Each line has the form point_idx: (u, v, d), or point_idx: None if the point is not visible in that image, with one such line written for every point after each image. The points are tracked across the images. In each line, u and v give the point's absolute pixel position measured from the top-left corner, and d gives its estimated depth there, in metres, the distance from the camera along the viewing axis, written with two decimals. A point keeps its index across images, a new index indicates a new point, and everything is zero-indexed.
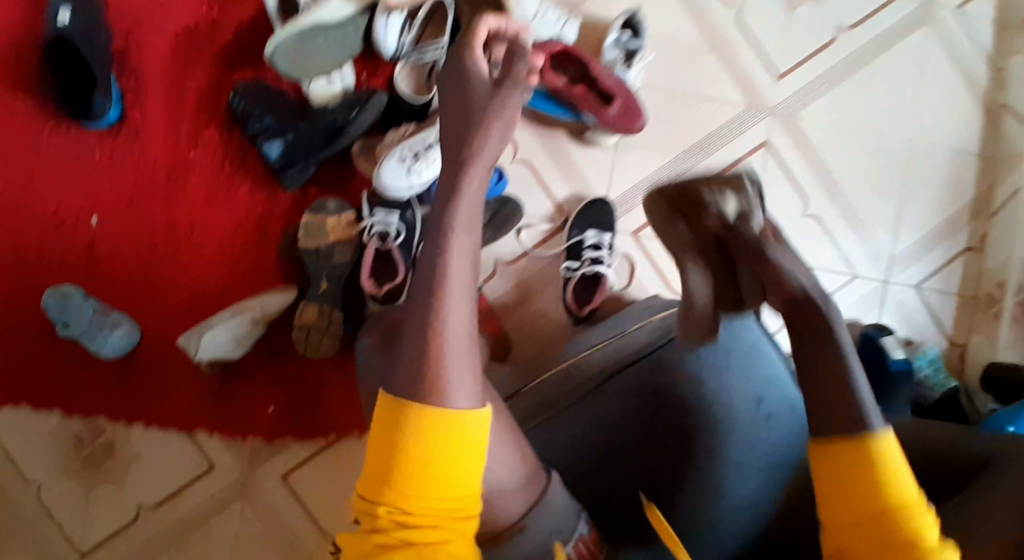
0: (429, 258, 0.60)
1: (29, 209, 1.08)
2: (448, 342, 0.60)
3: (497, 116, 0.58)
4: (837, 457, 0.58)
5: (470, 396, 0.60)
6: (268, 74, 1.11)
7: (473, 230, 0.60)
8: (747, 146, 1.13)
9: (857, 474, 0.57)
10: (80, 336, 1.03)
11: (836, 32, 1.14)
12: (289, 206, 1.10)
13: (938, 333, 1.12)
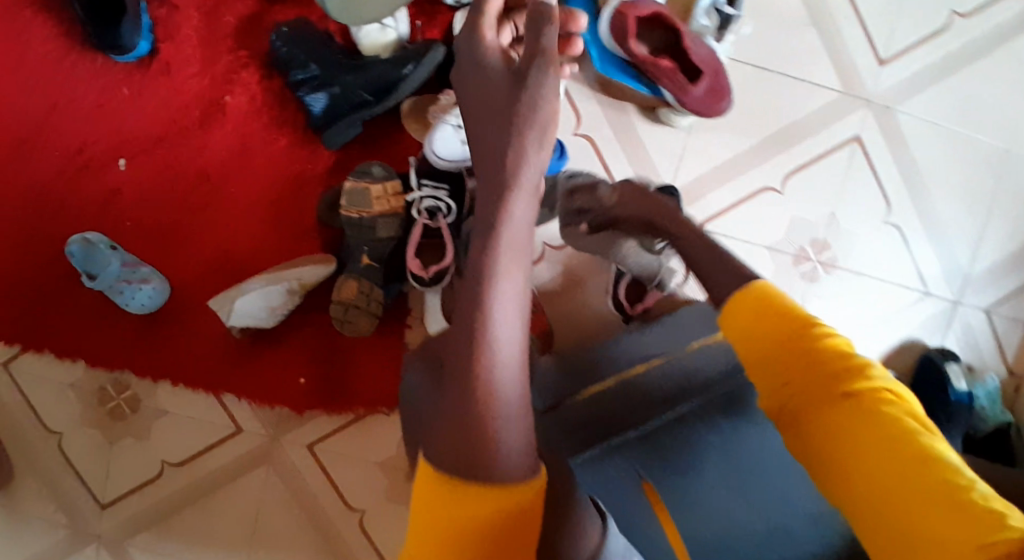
0: (472, 301, 0.56)
1: (50, 144, 1.00)
2: (496, 392, 0.56)
3: (529, 122, 0.55)
4: (740, 311, 0.66)
5: (519, 455, 0.56)
6: (313, 14, 1.00)
7: (523, 267, 0.57)
8: (836, 140, 1.02)
9: (754, 308, 0.65)
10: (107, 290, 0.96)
11: (950, 17, 1.04)
12: (329, 166, 1.01)
13: (999, 360, 1.04)
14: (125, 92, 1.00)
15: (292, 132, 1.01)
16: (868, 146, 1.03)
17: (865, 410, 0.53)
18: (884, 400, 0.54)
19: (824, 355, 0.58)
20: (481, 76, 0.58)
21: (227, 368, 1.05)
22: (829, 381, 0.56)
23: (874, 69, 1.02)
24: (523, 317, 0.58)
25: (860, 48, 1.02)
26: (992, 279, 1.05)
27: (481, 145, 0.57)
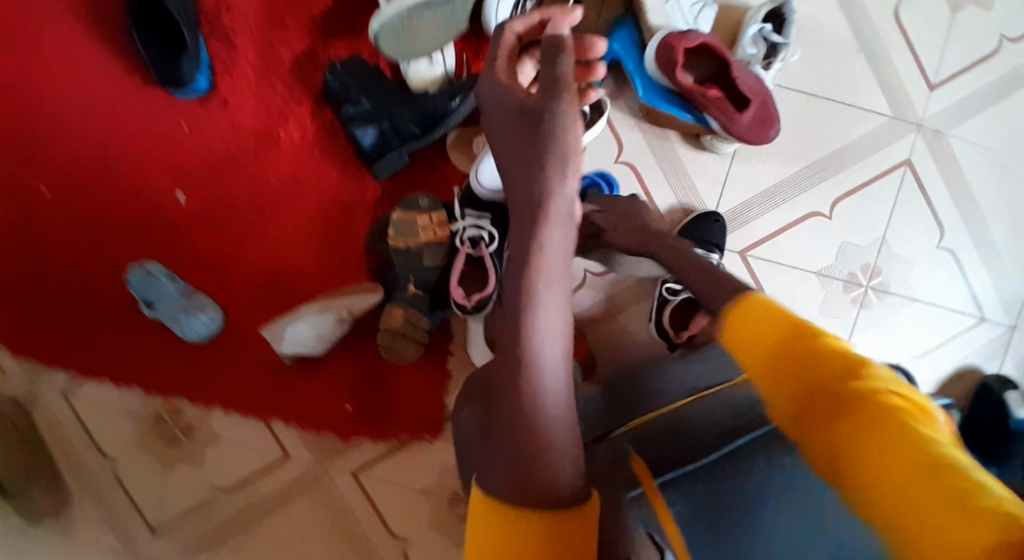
0: (513, 325, 0.64)
1: (115, 178, 1.04)
2: (548, 404, 0.64)
3: (551, 152, 0.60)
4: (738, 319, 0.63)
5: (572, 479, 0.62)
6: (365, 49, 1.02)
7: (562, 293, 0.64)
8: (882, 166, 1.01)
9: (750, 322, 0.62)
10: (166, 319, 1.00)
11: (1000, 41, 1.02)
12: (377, 195, 1.04)
13: None
14: (184, 127, 1.04)
15: (342, 163, 1.03)
16: (919, 170, 1.01)
17: (869, 404, 0.52)
18: (893, 406, 0.52)
19: (829, 364, 0.55)
20: (502, 116, 0.63)
21: (278, 393, 1.07)
22: (834, 385, 0.54)
23: (925, 92, 1.01)
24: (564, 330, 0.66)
25: (910, 72, 1.00)
26: None
27: (514, 180, 0.63)
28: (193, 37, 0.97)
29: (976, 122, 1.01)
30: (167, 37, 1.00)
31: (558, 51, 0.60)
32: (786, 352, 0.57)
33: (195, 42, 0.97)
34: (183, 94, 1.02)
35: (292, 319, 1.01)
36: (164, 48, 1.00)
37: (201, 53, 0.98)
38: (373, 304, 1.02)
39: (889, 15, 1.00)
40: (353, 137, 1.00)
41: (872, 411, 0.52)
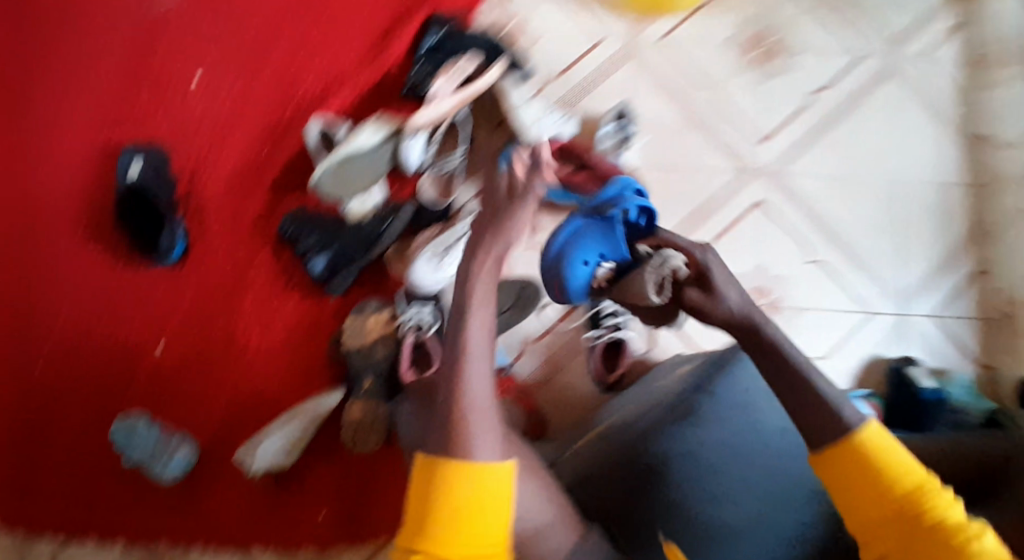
0: (453, 339, 0.74)
1: (107, 344, 1.19)
2: (472, 405, 0.72)
3: (507, 220, 0.78)
4: (835, 461, 0.72)
5: (491, 452, 0.71)
6: (310, 199, 1.23)
7: (489, 314, 0.75)
8: (737, 213, 1.19)
9: (850, 463, 0.72)
10: (145, 462, 1.13)
11: (807, 97, 1.21)
12: (333, 312, 1.21)
13: (967, 361, 1.15)
14: (164, 290, 1.21)
15: (303, 292, 1.21)
16: (773, 207, 1.19)
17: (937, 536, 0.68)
18: (944, 524, 0.68)
19: (923, 507, 0.69)
20: (489, 201, 0.81)
21: (259, 512, 1.16)
22: (906, 517, 0.69)
23: (758, 146, 1.20)
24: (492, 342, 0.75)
25: (743, 134, 1.21)
26: (931, 287, 1.17)
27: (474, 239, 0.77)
28: (170, 217, 1.19)
29: (810, 160, 1.20)
30: (146, 219, 1.20)
31: (536, 171, 0.83)
32: (890, 498, 0.70)
33: (173, 221, 1.20)
34: (162, 262, 1.21)
35: (263, 436, 1.14)
36: (146, 229, 1.21)
37: (177, 227, 1.20)
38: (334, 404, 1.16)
39: (712, 96, 1.22)
40: (308, 266, 1.19)
41: (926, 527, 0.69)
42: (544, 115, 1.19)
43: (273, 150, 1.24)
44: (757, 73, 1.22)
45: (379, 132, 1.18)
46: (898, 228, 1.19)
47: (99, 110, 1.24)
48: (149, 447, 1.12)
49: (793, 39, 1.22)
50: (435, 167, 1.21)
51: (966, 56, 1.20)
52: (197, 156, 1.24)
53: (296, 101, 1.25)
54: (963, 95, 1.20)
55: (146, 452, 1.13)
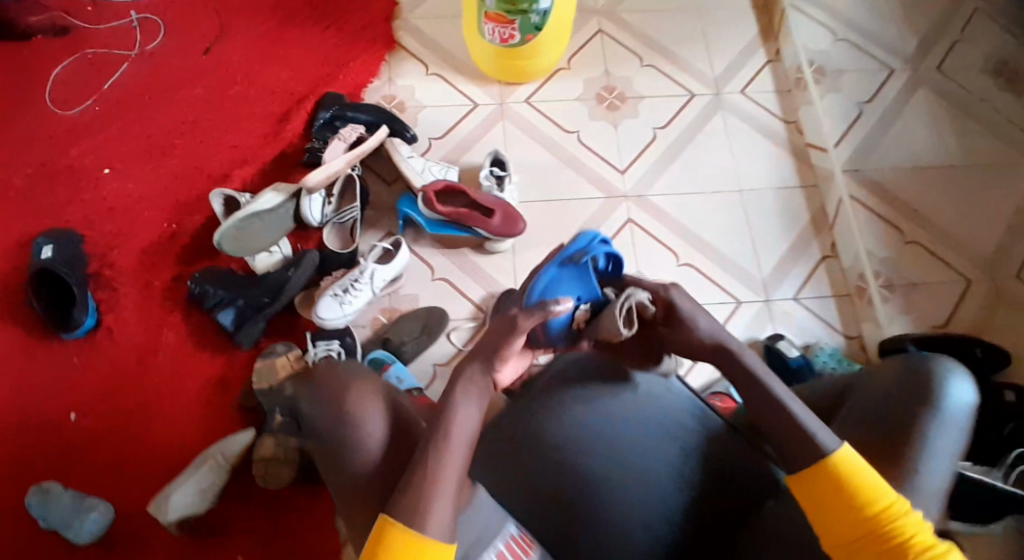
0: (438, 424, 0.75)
1: (16, 420, 1.20)
2: (438, 482, 0.71)
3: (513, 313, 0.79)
4: (807, 479, 0.70)
5: (444, 530, 0.69)
6: (221, 261, 1.32)
7: (475, 401, 0.78)
8: (613, 230, 1.33)
9: (822, 480, 0.69)
10: (59, 526, 1.09)
11: (654, 131, 1.41)
12: (245, 362, 1.25)
13: (833, 333, 1.30)
14: (77, 360, 1.24)
15: (216, 349, 1.26)
16: (640, 224, 1.34)
17: None
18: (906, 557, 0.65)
19: (885, 533, 0.66)
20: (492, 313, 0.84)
21: None
22: (869, 545, 0.66)
23: (618, 176, 1.37)
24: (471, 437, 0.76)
25: (604, 167, 1.38)
26: (787, 275, 1.33)
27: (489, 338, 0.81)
28: (80, 291, 1.23)
29: (664, 182, 1.37)
30: (62, 295, 1.26)
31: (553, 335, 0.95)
32: (858, 516, 0.67)
33: (83, 295, 1.24)
34: (73, 336, 1.24)
35: (174, 486, 1.11)
36: (58, 305, 1.25)
37: (89, 301, 1.24)
38: (246, 444, 1.16)
39: (571, 140, 1.40)
40: (217, 320, 1.25)
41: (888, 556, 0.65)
42: (430, 165, 1.34)
43: (183, 222, 1.33)
44: (609, 119, 1.42)
45: (279, 195, 1.28)
46: (751, 229, 1.35)
47: (15, 205, 1.32)
48: (63, 507, 1.09)
49: (632, 90, 1.44)
50: (334, 220, 1.32)
51: (777, 87, 1.46)
52: (109, 235, 1.32)
53: (203, 180, 1.36)
54: (783, 117, 1.44)
55: (58, 517, 1.09)
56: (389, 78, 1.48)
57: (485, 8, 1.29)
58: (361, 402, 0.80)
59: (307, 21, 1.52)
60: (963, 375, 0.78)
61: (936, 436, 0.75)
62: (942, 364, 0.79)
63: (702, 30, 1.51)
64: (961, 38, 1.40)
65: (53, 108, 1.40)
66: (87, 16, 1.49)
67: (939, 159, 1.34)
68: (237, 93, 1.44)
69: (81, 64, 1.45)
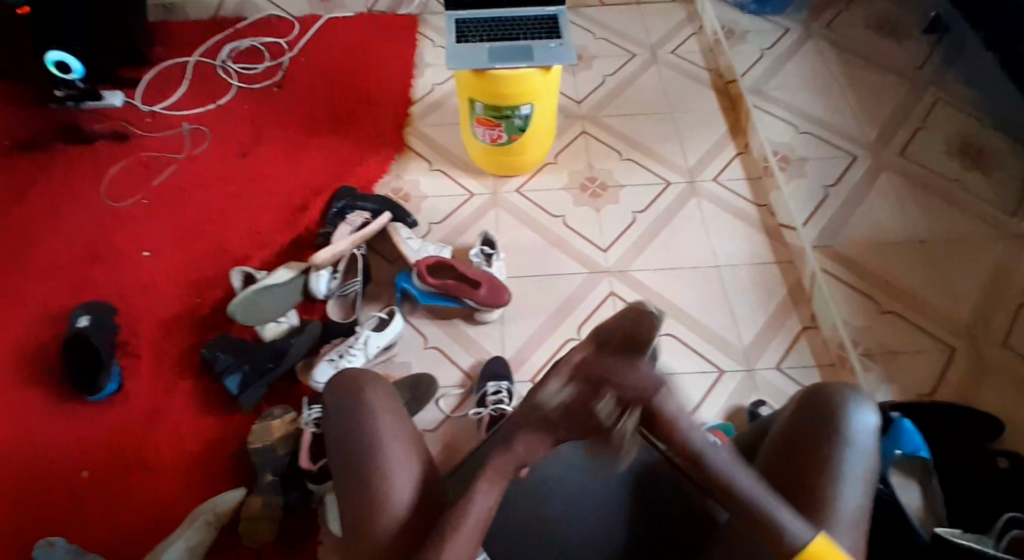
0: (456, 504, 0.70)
1: (28, 473, 1.26)
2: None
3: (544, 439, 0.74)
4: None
5: None
6: (234, 331, 1.43)
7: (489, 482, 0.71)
8: (597, 300, 1.44)
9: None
10: None
11: (634, 215, 1.57)
12: (246, 424, 1.31)
13: None
14: (94, 421, 1.32)
15: (221, 413, 1.32)
16: (622, 296, 1.45)
17: None
18: None
19: None
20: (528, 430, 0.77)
21: None
22: None
23: (600, 253, 1.51)
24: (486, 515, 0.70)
25: (587, 246, 1.52)
26: (767, 347, 1.38)
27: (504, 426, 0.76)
28: (106, 356, 1.34)
29: (643, 260, 1.50)
30: (86, 361, 1.36)
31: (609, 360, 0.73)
32: None
33: (109, 361, 1.34)
34: (95, 398, 1.33)
35: (165, 545, 1.13)
36: (84, 370, 1.35)
37: (113, 365, 1.34)
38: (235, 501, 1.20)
39: (558, 223, 1.56)
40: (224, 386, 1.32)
41: None
42: (426, 244, 1.47)
43: (206, 298, 1.47)
44: (592, 205, 1.59)
45: (289, 272, 1.42)
46: (730, 298, 1.44)
47: (64, 283, 1.49)
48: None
49: (612, 180, 1.64)
50: (338, 293, 1.43)
51: (747, 175, 1.64)
52: (141, 310, 1.46)
53: (227, 261, 1.53)
54: (755, 201, 1.60)
55: None
56: (398, 173, 1.67)
57: (475, 114, 1.51)
58: (391, 441, 0.80)
59: (329, 130, 1.74)
60: (867, 402, 0.81)
61: (848, 460, 0.76)
62: (844, 391, 0.82)
63: (676, 132, 1.72)
64: (922, 126, 1.62)
65: (106, 202, 1.62)
66: (146, 127, 1.77)
67: (904, 235, 1.48)
68: (264, 188, 1.64)
69: (135, 165, 1.69)
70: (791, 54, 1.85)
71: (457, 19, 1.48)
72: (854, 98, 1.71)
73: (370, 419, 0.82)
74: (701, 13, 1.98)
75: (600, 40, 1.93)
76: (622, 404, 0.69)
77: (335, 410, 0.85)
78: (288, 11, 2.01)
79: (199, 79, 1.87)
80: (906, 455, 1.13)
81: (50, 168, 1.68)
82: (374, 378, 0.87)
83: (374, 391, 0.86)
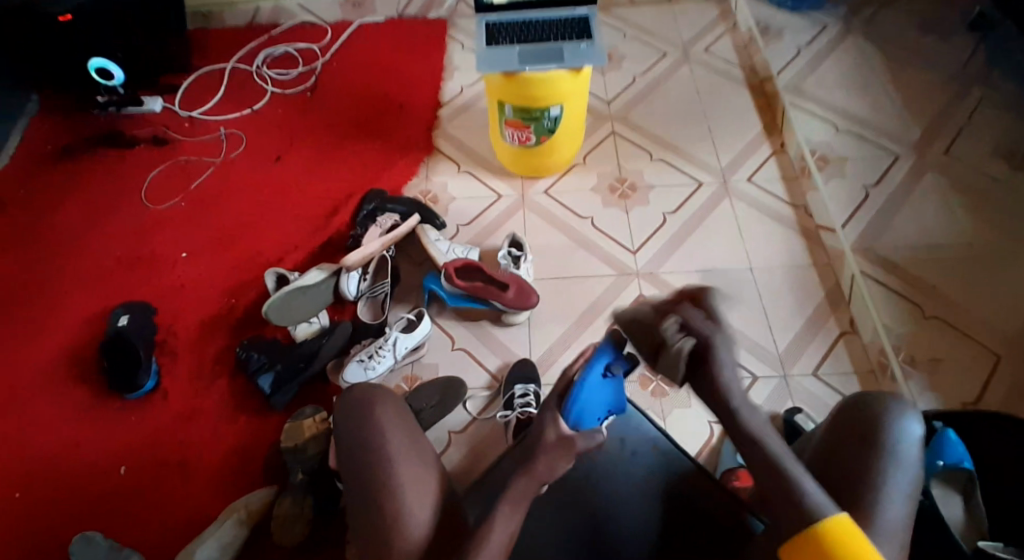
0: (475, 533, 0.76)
1: (71, 467, 1.30)
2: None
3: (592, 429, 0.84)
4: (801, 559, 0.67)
5: None
6: (266, 331, 1.45)
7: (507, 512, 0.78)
8: (627, 301, 1.42)
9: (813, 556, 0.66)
10: None
11: (665, 215, 1.55)
12: (277, 424, 1.32)
13: None
14: (132, 419, 1.35)
15: (254, 412, 1.34)
16: (653, 298, 1.42)
17: None
18: None
19: None
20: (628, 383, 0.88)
21: None
22: None
23: (630, 255, 1.49)
24: (505, 535, 0.76)
25: (617, 249, 1.51)
26: (803, 353, 1.34)
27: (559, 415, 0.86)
28: (144, 356, 1.37)
29: (675, 261, 1.48)
30: (126, 361, 1.39)
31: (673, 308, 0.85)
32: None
33: (147, 360, 1.38)
34: (134, 396, 1.37)
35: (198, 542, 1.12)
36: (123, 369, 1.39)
37: (150, 365, 1.38)
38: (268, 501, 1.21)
39: (587, 224, 1.55)
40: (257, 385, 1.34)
41: None
42: (454, 246, 1.47)
43: (240, 299, 1.50)
44: (622, 206, 1.58)
45: (322, 272, 1.40)
46: (763, 300, 1.41)
47: (105, 283, 1.54)
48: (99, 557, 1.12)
49: (642, 181, 1.62)
50: (368, 294, 1.45)
51: (781, 175, 1.61)
52: (177, 311, 1.49)
53: (260, 262, 1.55)
54: (791, 201, 1.57)
55: None
56: (428, 174, 1.67)
57: (504, 117, 1.51)
58: (406, 459, 0.83)
59: (361, 133, 1.76)
60: (913, 413, 0.79)
61: (891, 472, 0.74)
62: (890, 403, 0.80)
63: (708, 131, 1.70)
64: (965, 125, 1.59)
65: (146, 205, 1.67)
66: (185, 132, 1.81)
67: (947, 239, 1.44)
68: (298, 191, 1.67)
69: (174, 170, 1.73)
70: (828, 51, 1.81)
71: (487, 22, 1.48)
72: (895, 96, 1.67)
73: (381, 438, 0.85)
74: (735, 9, 1.95)
75: (630, 39, 1.91)
76: (687, 328, 0.83)
77: (346, 427, 0.88)
78: (322, 17, 2.04)
79: (236, 85, 1.91)
80: (949, 467, 1.09)
81: (94, 172, 1.73)
82: (385, 393, 0.90)
83: (385, 403, 0.89)
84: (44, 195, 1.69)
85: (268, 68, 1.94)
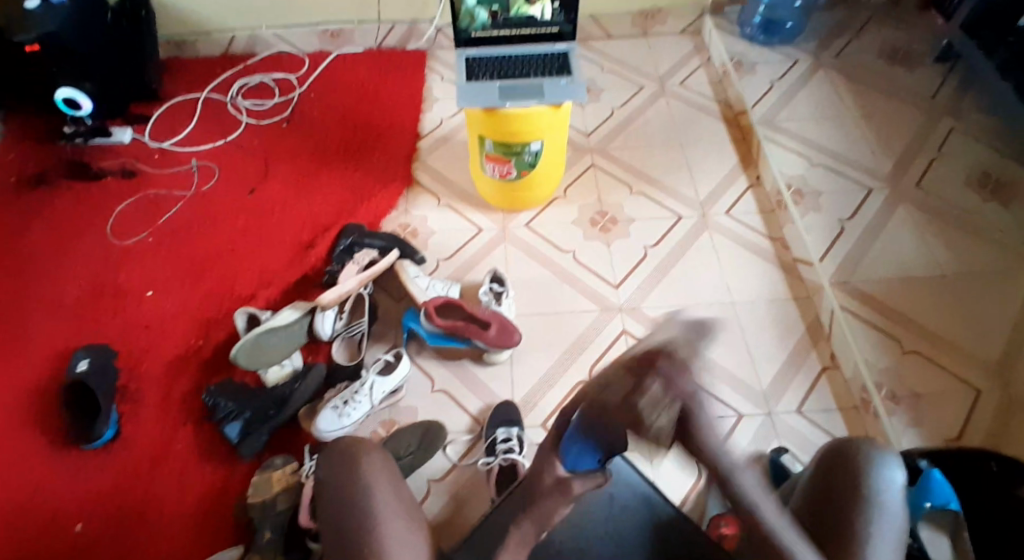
0: None
1: (26, 522, 1.23)
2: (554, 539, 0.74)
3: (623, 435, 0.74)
4: None
5: None
6: (237, 373, 1.40)
7: None
8: (610, 337, 1.41)
9: None
10: None
11: (645, 249, 1.54)
12: (246, 472, 1.27)
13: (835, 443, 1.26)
14: (92, 470, 1.29)
15: (221, 460, 1.29)
16: (635, 334, 1.41)
17: None
18: None
19: None
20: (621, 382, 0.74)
21: None
22: None
23: (612, 290, 1.48)
24: None
25: (598, 283, 1.49)
26: (787, 389, 1.33)
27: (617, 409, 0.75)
28: (105, 402, 1.31)
29: (657, 296, 1.46)
30: (89, 409, 1.33)
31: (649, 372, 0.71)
32: None
33: (108, 407, 1.31)
34: (94, 445, 1.30)
35: None
36: (84, 417, 1.32)
37: (112, 413, 1.31)
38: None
39: (567, 258, 1.53)
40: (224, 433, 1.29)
41: None
42: (433, 283, 1.44)
43: (209, 341, 1.44)
44: (603, 239, 1.56)
45: (294, 312, 1.35)
46: (745, 335, 1.40)
47: (67, 324, 1.47)
48: None
49: (622, 215, 1.61)
50: (344, 333, 1.41)
51: (761, 209, 1.61)
52: (142, 354, 1.43)
53: (231, 300, 1.51)
54: (770, 234, 1.57)
55: None
56: (407, 208, 1.65)
57: (484, 151, 1.49)
58: (391, 522, 0.80)
59: (338, 166, 1.73)
60: (895, 459, 0.79)
61: (876, 519, 0.73)
62: (871, 450, 0.80)
63: (687, 165, 1.70)
64: (937, 157, 1.61)
65: (113, 240, 1.61)
66: (154, 164, 1.76)
67: (924, 273, 1.44)
68: (271, 226, 1.63)
69: (142, 204, 1.68)
70: (801, 85, 1.83)
71: (465, 57, 1.48)
72: (868, 130, 1.70)
73: (365, 498, 0.82)
74: (709, 44, 1.96)
75: (608, 72, 1.92)
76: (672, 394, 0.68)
77: (329, 488, 0.84)
78: (298, 47, 2.02)
79: (208, 116, 1.87)
80: (936, 509, 1.05)
81: (56, 206, 1.67)
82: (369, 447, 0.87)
83: (364, 453, 0.87)
84: (4, 231, 1.63)
85: (240, 98, 1.90)
